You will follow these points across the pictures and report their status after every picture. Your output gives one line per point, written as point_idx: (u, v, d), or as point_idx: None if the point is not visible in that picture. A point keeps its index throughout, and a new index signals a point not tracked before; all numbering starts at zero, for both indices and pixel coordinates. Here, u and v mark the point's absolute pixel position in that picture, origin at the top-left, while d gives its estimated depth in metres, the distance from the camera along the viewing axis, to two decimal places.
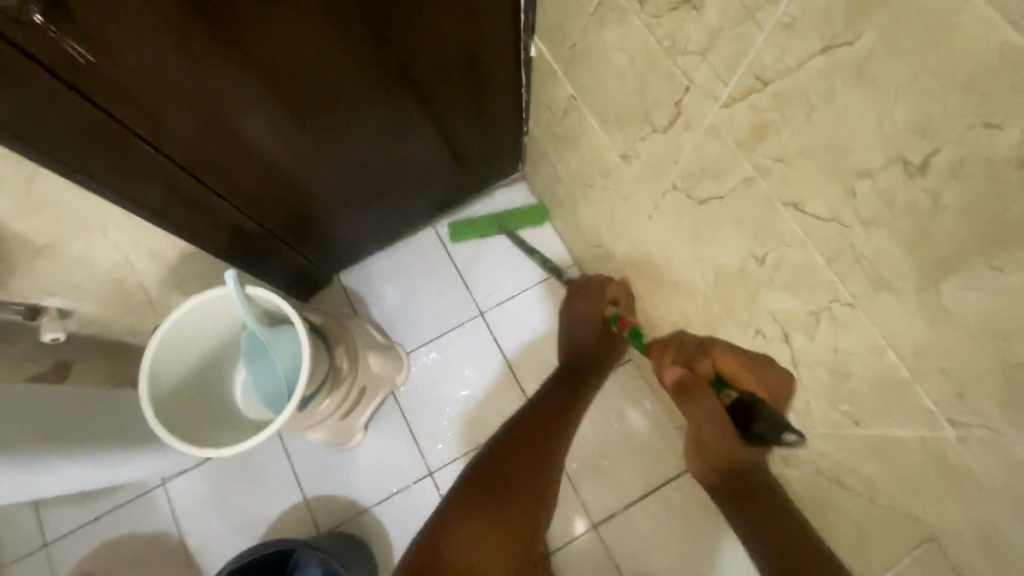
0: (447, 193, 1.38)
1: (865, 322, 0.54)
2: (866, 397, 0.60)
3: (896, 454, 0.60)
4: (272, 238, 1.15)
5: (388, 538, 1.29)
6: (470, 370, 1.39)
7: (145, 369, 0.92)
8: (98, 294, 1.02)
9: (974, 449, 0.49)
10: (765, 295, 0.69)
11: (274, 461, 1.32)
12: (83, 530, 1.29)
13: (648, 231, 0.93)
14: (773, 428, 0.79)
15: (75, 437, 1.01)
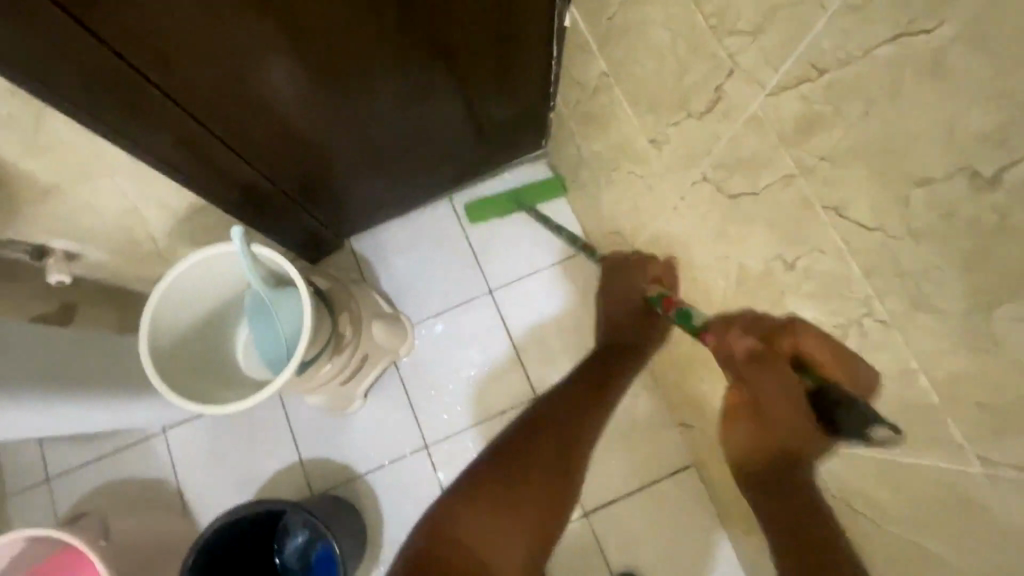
0: (466, 164, 1.34)
1: (899, 342, 0.50)
2: (887, 420, 0.56)
3: (912, 482, 0.56)
4: (284, 198, 1.12)
5: (380, 507, 1.30)
6: (474, 347, 1.38)
7: (146, 323, 0.92)
8: (106, 239, 1.01)
9: (1001, 489, 0.45)
10: (789, 302, 0.65)
11: (273, 420, 1.33)
12: (84, 469, 1.31)
13: (670, 222, 0.89)
14: (857, 419, 0.60)
15: (77, 380, 1.01)
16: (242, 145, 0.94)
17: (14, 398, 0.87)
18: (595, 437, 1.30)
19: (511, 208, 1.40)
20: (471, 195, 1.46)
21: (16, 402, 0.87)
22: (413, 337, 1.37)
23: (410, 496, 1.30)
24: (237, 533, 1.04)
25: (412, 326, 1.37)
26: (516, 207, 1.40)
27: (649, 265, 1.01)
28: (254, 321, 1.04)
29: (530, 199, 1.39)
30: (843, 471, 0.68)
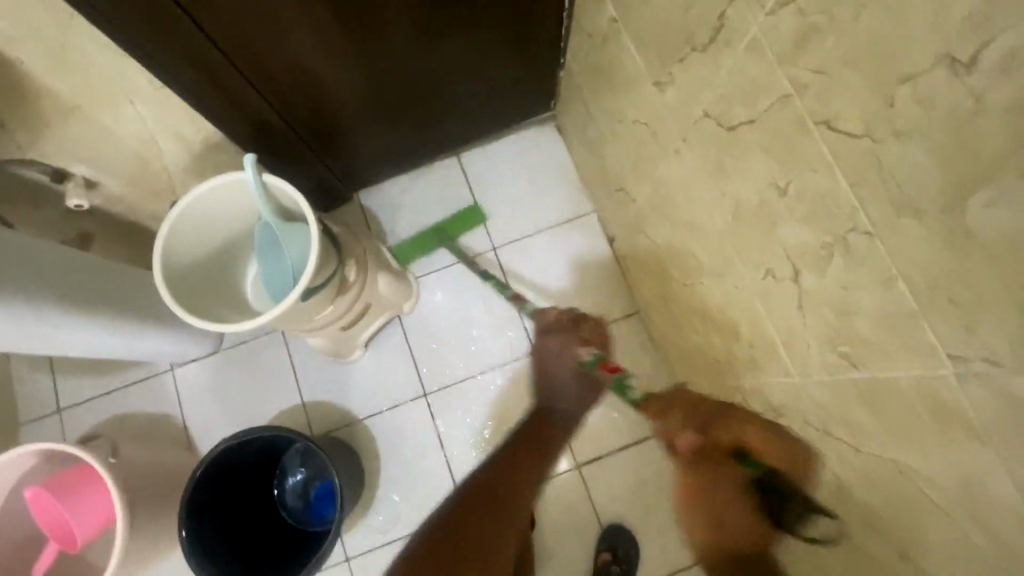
0: (476, 120, 1.37)
1: (880, 252, 0.52)
2: (868, 337, 0.59)
3: (890, 397, 0.59)
4: (298, 141, 1.15)
5: (378, 450, 1.33)
6: (476, 302, 1.41)
7: (160, 242, 0.95)
8: (124, 170, 1.04)
9: (971, 386, 0.47)
10: (780, 231, 0.67)
11: (278, 363, 1.36)
12: (94, 402, 1.35)
13: (672, 169, 0.91)
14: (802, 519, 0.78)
15: (99, 305, 1.05)
16: (262, 82, 0.97)
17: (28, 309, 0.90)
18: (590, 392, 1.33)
19: (479, 214, 1.43)
20: (439, 199, 1.46)
21: (28, 313, 0.90)
22: (417, 294, 1.40)
23: (407, 442, 1.34)
24: (236, 464, 1.07)
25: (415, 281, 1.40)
26: (480, 215, 1.43)
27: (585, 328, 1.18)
28: (262, 251, 1.07)
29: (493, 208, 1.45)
30: (827, 399, 0.70)
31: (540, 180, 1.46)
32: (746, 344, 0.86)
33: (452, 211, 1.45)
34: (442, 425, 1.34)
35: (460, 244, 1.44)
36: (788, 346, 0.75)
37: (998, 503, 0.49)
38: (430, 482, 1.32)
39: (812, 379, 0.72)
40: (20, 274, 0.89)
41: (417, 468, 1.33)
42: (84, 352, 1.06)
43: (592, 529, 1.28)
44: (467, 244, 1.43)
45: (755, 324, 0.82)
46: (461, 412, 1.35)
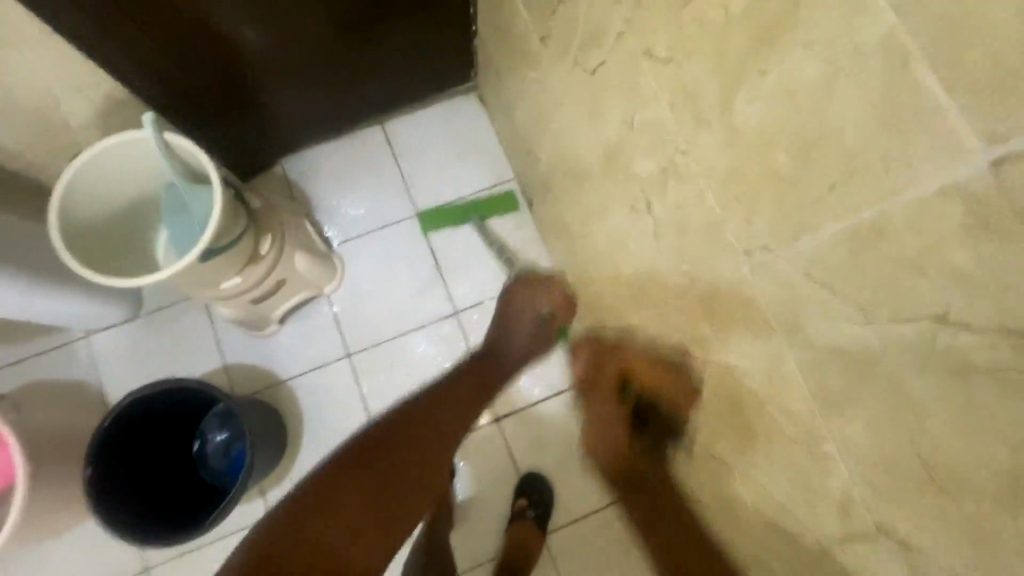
0: (397, 86, 1.40)
1: (694, 166, 0.59)
2: (697, 250, 0.66)
3: (716, 304, 0.66)
4: (208, 100, 1.16)
5: (301, 411, 1.35)
6: (400, 265, 1.44)
7: (55, 197, 0.88)
8: (20, 122, 1.03)
9: (758, 274, 0.55)
10: (634, 164, 0.74)
11: (198, 327, 1.36)
12: (4, 370, 1.32)
13: (560, 121, 0.97)
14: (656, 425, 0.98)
15: (2, 260, 1.04)
16: (164, 32, 0.98)
17: None
18: None
19: (462, 217, 1.45)
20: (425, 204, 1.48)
21: None
22: (340, 271, 1.41)
23: (330, 402, 1.36)
24: (148, 420, 1.07)
25: (338, 258, 1.41)
26: (468, 219, 1.45)
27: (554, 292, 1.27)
28: (168, 214, 1.00)
29: (476, 209, 1.45)
30: (681, 318, 0.77)
31: (462, 148, 1.50)
32: (628, 282, 0.93)
33: (482, 193, 1.48)
34: (364, 385, 1.37)
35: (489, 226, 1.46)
36: (653, 274, 0.82)
37: (788, 377, 0.56)
38: (353, 441, 1.35)
39: (671, 302, 0.79)
40: None
41: (340, 427, 1.35)
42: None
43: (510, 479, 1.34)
44: (493, 228, 1.45)
45: (631, 260, 0.88)
46: (384, 372, 1.38)
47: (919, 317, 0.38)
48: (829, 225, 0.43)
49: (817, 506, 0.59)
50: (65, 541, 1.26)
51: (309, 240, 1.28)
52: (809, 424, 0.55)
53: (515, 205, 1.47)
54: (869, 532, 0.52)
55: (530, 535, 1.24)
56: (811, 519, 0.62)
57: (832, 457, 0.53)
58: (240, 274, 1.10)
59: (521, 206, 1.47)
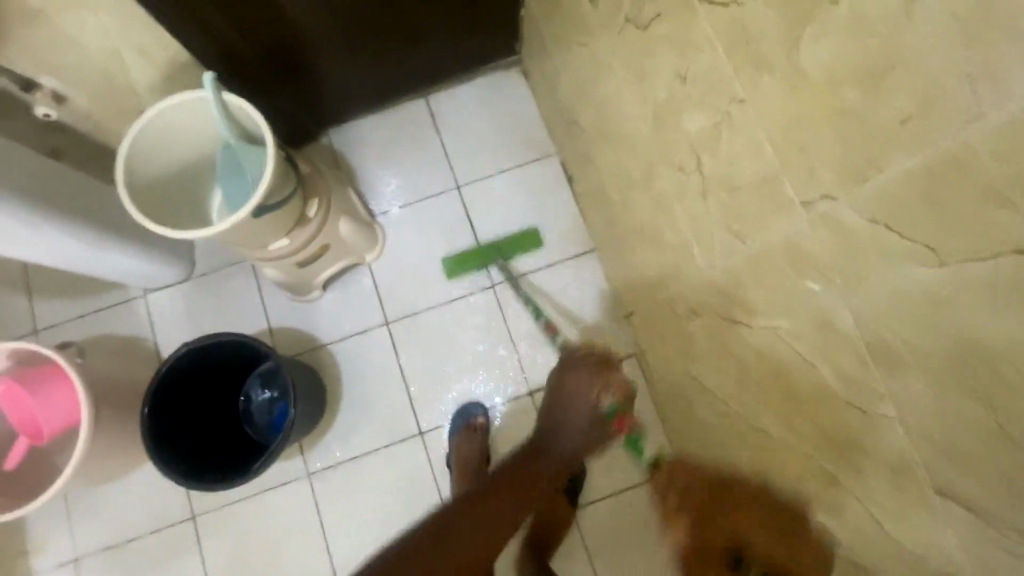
0: (442, 57, 1.41)
1: (751, 117, 0.57)
2: (748, 208, 0.64)
3: (765, 264, 0.64)
4: (263, 68, 1.19)
5: (340, 376, 1.39)
6: (439, 237, 1.46)
7: (122, 152, 0.93)
8: (91, 84, 1.09)
9: (816, 226, 0.53)
10: (684, 122, 0.72)
11: (246, 290, 1.42)
12: (68, 325, 1.41)
13: (607, 86, 0.96)
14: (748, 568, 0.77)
15: (73, 213, 1.11)
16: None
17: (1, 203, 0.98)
18: None
19: (488, 261, 1.42)
20: (474, 190, 1.48)
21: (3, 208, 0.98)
22: (382, 240, 1.44)
23: (367, 368, 1.40)
24: (201, 372, 1.13)
25: (380, 228, 1.44)
26: (493, 261, 1.42)
27: (615, 383, 0.86)
28: (223, 174, 1.04)
29: (503, 251, 1.42)
30: (726, 283, 0.76)
31: (504, 123, 1.50)
32: (671, 251, 0.92)
33: (509, 233, 1.45)
34: (401, 352, 1.40)
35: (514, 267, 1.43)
36: (699, 239, 0.80)
37: (842, 334, 0.54)
38: (389, 406, 1.38)
39: (716, 267, 0.77)
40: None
41: (378, 392, 1.39)
42: (55, 257, 1.13)
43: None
44: (517, 269, 1.43)
45: (674, 226, 0.87)
46: (420, 340, 1.41)
47: (999, 251, 0.36)
48: (898, 162, 0.41)
49: (867, 471, 0.57)
50: (121, 485, 1.34)
51: (352, 207, 1.31)
52: (865, 383, 0.53)
53: (539, 245, 1.44)
54: (925, 494, 0.50)
55: (559, 506, 1.24)
56: (859, 487, 0.60)
57: (887, 417, 0.52)
58: (286, 236, 1.14)
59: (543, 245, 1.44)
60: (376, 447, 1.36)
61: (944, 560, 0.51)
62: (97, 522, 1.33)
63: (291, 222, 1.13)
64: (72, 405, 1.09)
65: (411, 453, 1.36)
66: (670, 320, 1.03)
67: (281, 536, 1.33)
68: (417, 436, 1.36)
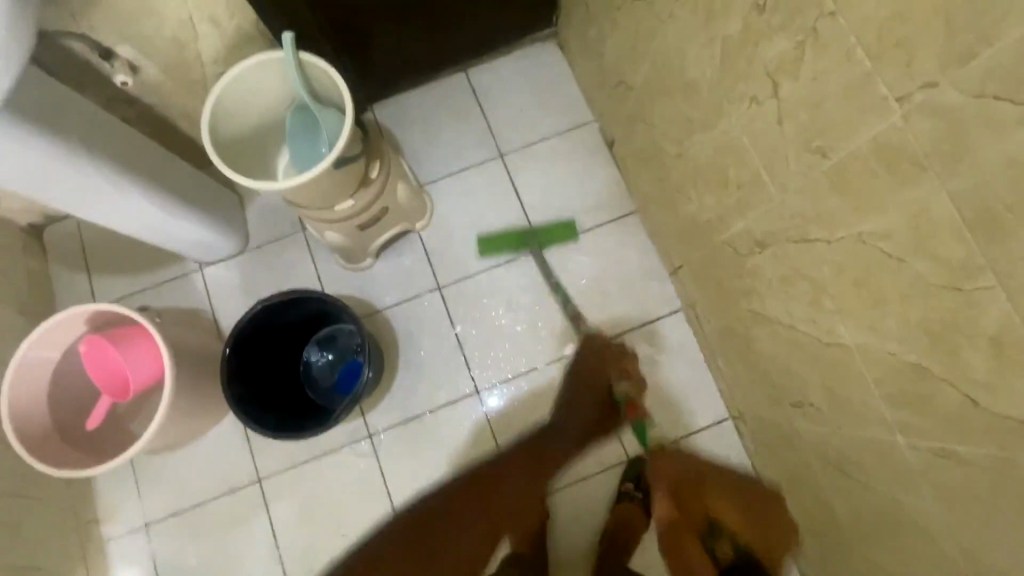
0: (485, 29, 1.46)
1: (842, 27, 0.62)
2: (833, 120, 0.69)
3: (851, 172, 0.69)
4: (322, 37, 1.23)
5: (396, 340, 1.43)
6: (487, 204, 1.50)
7: (208, 107, 0.98)
8: (162, 54, 1.13)
9: (915, 117, 0.57)
10: (761, 51, 0.77)
11: (300, 261, 1.45)
12: (128, 300, 1.44)
13: (666, 36, 1.01)
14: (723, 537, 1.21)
15: (144, 175, 1.17)
16: None
17: (82, 160, 1.04)
18: (592, 283, 1.43)
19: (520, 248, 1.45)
20: (518, 158, 1.52)
21: (84, 165, 1.05)
22: (431, 209, 1.49)
23: (422, 333, 1.43)
24: (274, 329, 1.17)
25: (428, 196, 1.48)
26: (526, 248, 1.45)
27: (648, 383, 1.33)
28: (296, 132, 1.07)
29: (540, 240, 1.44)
30: (802, 203, 0.80)
31: (543, 93, 1.55)
32: (735, 188, 0.97)
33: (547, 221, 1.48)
34: (454, 317, 1.44)
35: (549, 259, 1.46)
36: (771, 167, 0.85)
37: (940, 219, 0.59)
38: (445, 368, 1.41)
39: (790, 191, 0.82)
40: (74, 125, 1.04)
41: (432, 355, 1.42)
42: (123, 215, 1.17)
43: (611, 470, 1.34)
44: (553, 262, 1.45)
45: (742, 161, 0.91)
46: (472, 304, 1.45)
47: None
48: (1013, 29, 0.46)
49: (961, 352, 0.62)
50: (188, 451, 1.37)
51: (406, 174, 1.36)
52: (964, 261, 0.58)
53: (576, 237, 1.46)
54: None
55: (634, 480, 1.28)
56: (954, 373, 0.64)
57: (991, 288, 0.56)
58: (351, 196, 1.18)
59: (547, 184, 1.50)
60: (436, 408, 1.39)
61: None
62: (164, 489, 1.36)
63: (356, 181, 1.16)
64: (159, 359, 1.13)
65: (466, 413, 1.39)
66: (730, 262, 1.07)
67: (345, 500, 1.35)
68: (473, 396, 1.39)
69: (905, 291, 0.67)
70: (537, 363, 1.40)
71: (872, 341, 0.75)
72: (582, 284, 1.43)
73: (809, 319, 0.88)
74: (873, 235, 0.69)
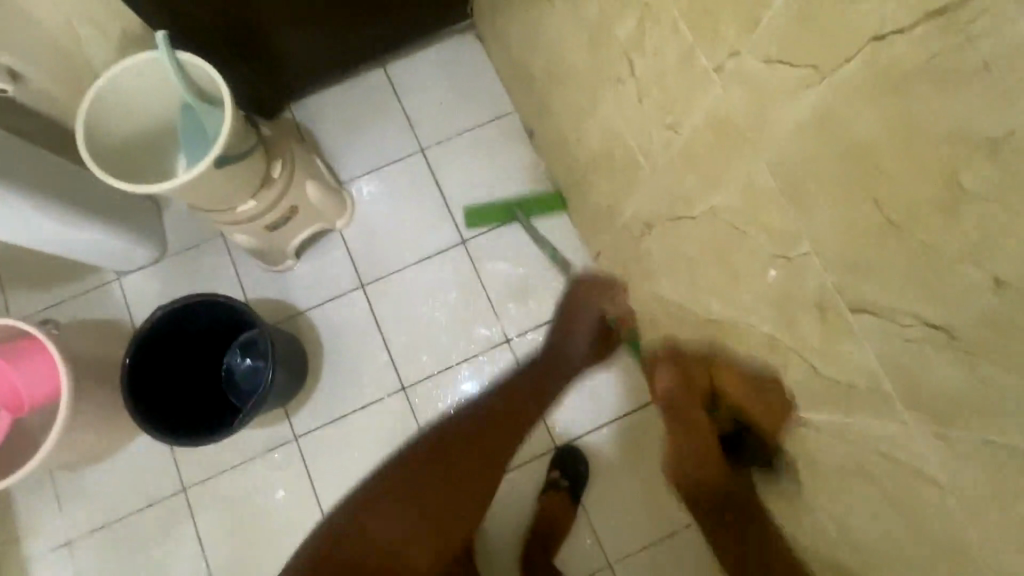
0: (397, 24, 1.44)
1: (666, 1, 0.62)
2: (675, 96, 0.69)
3: (697, 147, 0.68)
4: (217, 36, 1.21)
5: (320, 341, 1.41)
6: (409, 198, 1.48)
7: (81, 109, 0.95)
8: (46, 60, 1.11)
9: (729, 88, 0.57)
10: (615, 31, 0.77)
11: (220, 265, 1.43)
12: (43, 313, 1.41)
13: (549, 21, 1.00)
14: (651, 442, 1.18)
15: (40, 187, 1.14)
16: None
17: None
18: (516, 274, 1.42)
19: (506, 214, 1.44)
20: (440, 152, 1.50)
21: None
22: (352, 207, 1.47)
23: (346, 333, 1.42)
24: (184, 332, 1.16)
25: (348, 195, 1.46)
26: (513, 217, 1.44)
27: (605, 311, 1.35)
28: (184, 133, 1.05)
29: (523, 208, 1.43)
30: (670, 182, 0.80)
31: (461, 84, 1.53)
32: (622, 171, 0.96)
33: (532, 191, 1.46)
34: (379, 314, 1.42)
35: (537, 226, 1.44)
36: (643, 148, 0.84)
37: (763, 189, 0.59)
38: (371, 367, 1.40)
39: (660, 170, 0.82)
40: None
41: (358, 355, 1.40)
42: (15, 229, 1.13)
43: (539, 458, 1.34)
44: (540, 227, 1.44)
45: (623, 143, 0.91)
46: (396, 301, 1.43)
47: (860, 48, 0.40)
48: None
49: (800, 321, 0.62)
50: (111, 463, 1.35)
51: (319, 173, 1.34)
52: (786, 228, 0.58)
53: (563, 206, 1.44)
54: (844, 318, 0.54)
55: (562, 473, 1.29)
56: (798, 342, 0.64)
57: (806, 254, 0.56)
58: (252, 196, 1.16)
59: (468, 176, 1.49)
60: (361, 407, 1.38)
61: (868, 379, 0.55)
62: (90, 502, 1.34)
63: (255, 180, 1.14)
64: (54, 377, 1.13)
65: (393, 410, 1.38)
66: (630, 245, 1.07)
67: (272, 506, 1.34)
68: (400, 392, 1.38)
69: (753, 265, 0.67)
70: (464, 357, 1.39)
71: (738, 316, 0.76)
72: (505, 275, 1.42)
73: (692, 299, 0.88)
74: (721, 210, 0.69)
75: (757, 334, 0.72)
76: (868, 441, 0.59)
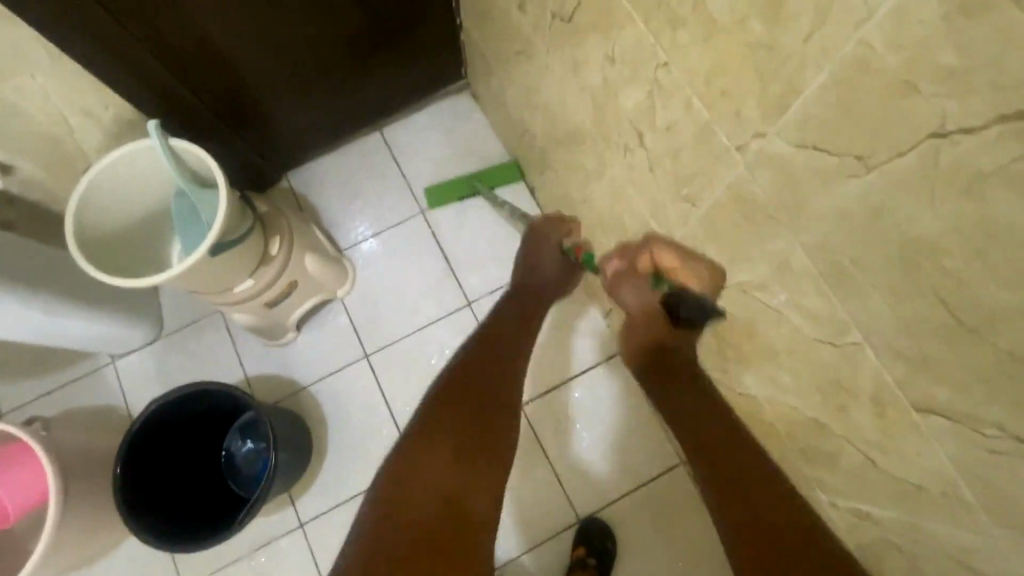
0: (391, 88, 1.43)
1: (678, 81, 0.59)
2: (691, 171, 0.65)
3: (719, 223, 0.64)
4: (211, 113, 1.19)
5: (324, 416, 1.35)
6: (410, 259, 1.44)
7: (72, 204, 0.93)
8: (37, 150, 1.11)
9: (756, 169, 0.53)
10: (620, 101, 0.74)
11: (218, 342, 1.38)
12: (35, 403, 1.35)
13: (548, 85, 0.99)
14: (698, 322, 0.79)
15: (30, 279, 1.10)
16: (162, 52, 1.03)
17: None
18: None
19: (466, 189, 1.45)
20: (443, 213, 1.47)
21: None
22: (352, 272, 1.42)
23: (351, 408, 1.35)
24: (179, 421, 1.09)
25: (349, 263, 1.42)
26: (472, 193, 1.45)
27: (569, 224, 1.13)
28: (178, 218, 1.02)
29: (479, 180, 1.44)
30: (689, 251, 0.75)
31: (458, 144, 1.51)
32: (633, 236, 0.93)
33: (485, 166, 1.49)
34: (384, 384, 1.36)
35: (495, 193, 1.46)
36: (656, 215, 0.80)
37: (801, 272, 0.54)
38: (376, 440, 1.33)
39: (676, 240, 0.78)
40: None
41: (364, 430, 1.34)
42: (3, 326, 1.08)
43: (561, 534, 1.25)
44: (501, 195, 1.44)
45: (632, 208, 0.88)
46: (402, 369, 1.37)
47: (916, 143, 0.37)
48: (810, 85, 0.43)
49: (851, 411, 0.57)
50: (104, 563, 1.26)
51: (319, 244, 1.30)
52: (830, 316, 0.53)
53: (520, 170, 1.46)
54: (906, 417, 0.49)
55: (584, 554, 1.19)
56: (849, 432, 0.59)
57: (856, 345, 0.51)
58: (249, 275, 1.12)
59: (471, 234, 1.45)
60: (368, 487, 1.30)
61: (940, 483, 0.49)
62: None
63: (253, 260, 1.11)
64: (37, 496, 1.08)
65: None
66: None
67: None
68: None
69: (791, 346, 0.62)
70: None
71: (777, 394, 0.70)
72: None
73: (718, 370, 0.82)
74: (750, 287, 0.64)
75: (801, 416, 0.66)
76: (944, 548, 0.53)
